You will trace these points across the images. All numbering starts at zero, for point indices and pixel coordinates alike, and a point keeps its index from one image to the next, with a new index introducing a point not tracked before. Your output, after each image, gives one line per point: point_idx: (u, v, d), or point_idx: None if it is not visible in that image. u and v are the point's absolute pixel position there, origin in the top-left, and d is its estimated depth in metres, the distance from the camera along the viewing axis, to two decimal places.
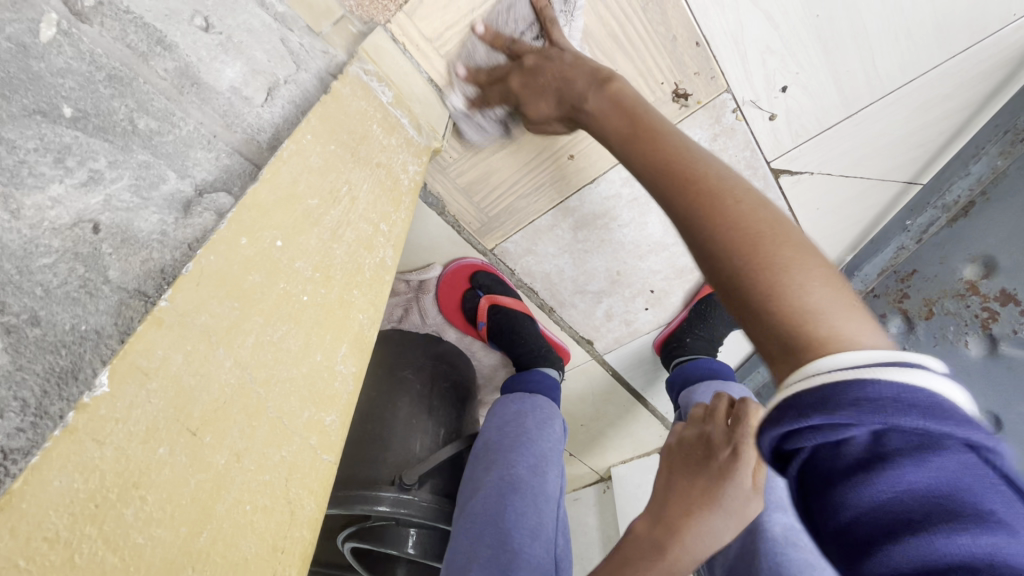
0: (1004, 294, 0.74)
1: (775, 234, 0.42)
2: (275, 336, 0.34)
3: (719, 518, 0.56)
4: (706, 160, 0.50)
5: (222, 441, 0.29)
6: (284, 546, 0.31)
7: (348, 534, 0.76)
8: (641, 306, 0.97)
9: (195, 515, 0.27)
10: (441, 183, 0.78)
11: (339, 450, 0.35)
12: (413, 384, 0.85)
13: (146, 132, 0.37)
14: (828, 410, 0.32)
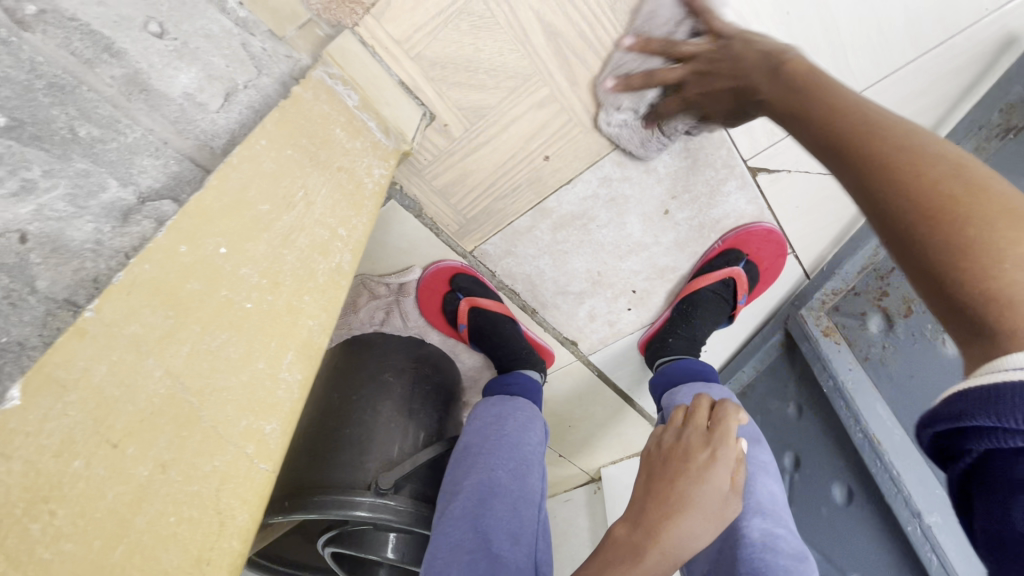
0: None
1: (977, 205, 0.37)
2: (212, 344, 0.35)
3: (694, 520, 0.55)
4: (891, 121, 0.44)
5: (146, 452, 0.30)
6: (210, 558, 0.31)
7: (326, 538, 0.76)
8: (624, 307, 0.96)
9: (112, 528, 0.28)
10: (417, 186, 0.78)
11: (277, 459, 0.35)
12: (394, 388, 0.85)
13: (87, 140, 0.37)
14: (995, 414, 0.33)
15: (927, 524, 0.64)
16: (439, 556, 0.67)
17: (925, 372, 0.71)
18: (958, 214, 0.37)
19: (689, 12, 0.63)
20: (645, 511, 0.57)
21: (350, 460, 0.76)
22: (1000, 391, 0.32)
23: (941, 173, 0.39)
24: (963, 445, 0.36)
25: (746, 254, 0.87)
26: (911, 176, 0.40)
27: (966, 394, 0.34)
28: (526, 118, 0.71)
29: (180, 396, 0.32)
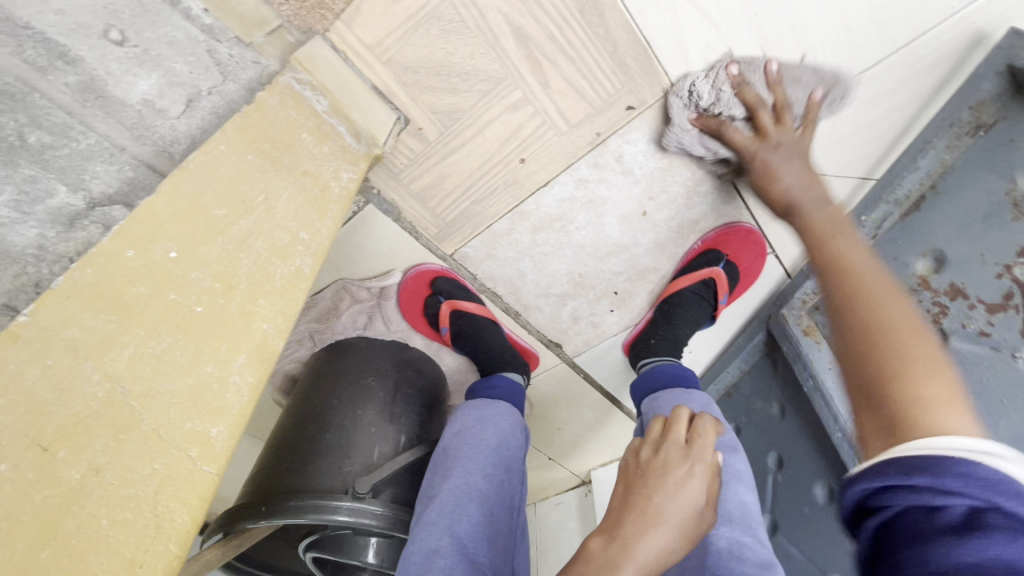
0: (953, 289, 0.65)
1: (915, 355, 0.43)
2: (157, 348, 0.35)
3: (670, 531, 0.53)
4: (878, 271, 0.52)
5: (78, 455, 0.31)
6: (144, 561, 0.31)
7: (307, 543, 0.75)
8: (607, 308, 0.96)
9: (38, 531, 0.29)
10: (395, 190, 0.78)
11: (222, 461, 0.35)
12: (375, 392, 0.85)
13: (36, 146, 0.39)
14: (932, 472, 0.34)
15: None
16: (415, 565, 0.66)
17: None
18: (895, 358, 0.44)
19: (657, 14, 0.63)
20: (618, 523, 0.56)
21: (328, 465, 0.75)
22: (937, 458, 0.35)
23: (901, 321, 0.46)
24: (885, 501, 0.36)
25: (726, 255, 0.88)
26: (874, 314, 0.47)
27: (907, 458, 0.36)
28: (499, 122, 0.71)
29: (119, 399, 0.33)
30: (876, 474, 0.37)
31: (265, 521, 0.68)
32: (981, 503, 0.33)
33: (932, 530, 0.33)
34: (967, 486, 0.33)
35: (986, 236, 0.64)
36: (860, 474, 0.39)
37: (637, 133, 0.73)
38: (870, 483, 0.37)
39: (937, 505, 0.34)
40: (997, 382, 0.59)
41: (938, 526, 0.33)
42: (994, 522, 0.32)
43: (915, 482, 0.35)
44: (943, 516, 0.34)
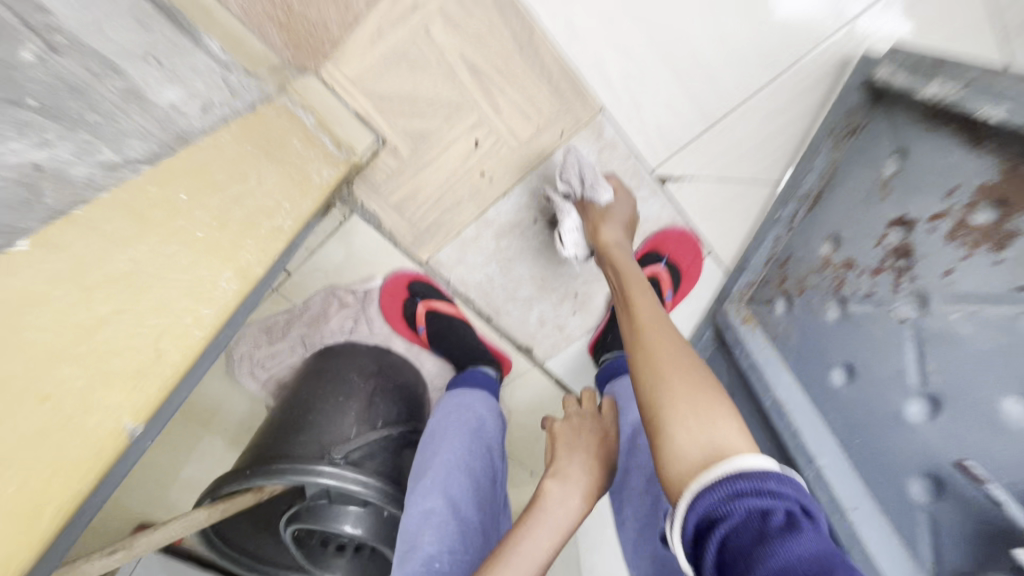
0: (847, 263, 0.74)
1: (702, 390, 0.54)
2: (167, 250, 0.46)
3: (599, 474, 0.77)
4: (669, 331, 0.63)
5: (109, 296, 0.41)
6: (141, 378, 0.42)
7: (288, 517, 0.81)
8: (569, 311, 1.07)
9: (72, 335, 0.38)
10: (376, 201, 0.91)
11: (208, 331, 0.46)
12: (358, 384, 0.94)
13: (93, 124, 0.47)
14: (767, 482, 0.43)
15: (819, 467, 0.67)
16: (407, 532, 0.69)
17: (816, 337, 0.78)
18: (684, 392, 0.54)
19: (584, 45, 0.78)
20: (569, 474, 0.76)
21: (312, 438, 0.83)
22: (764, 471, 0.44)
23: (684, 371, 0.57)
24: (729, 508, 0.43)
25: (666, 254, 0.99)
26: (668, 362, 0.58)
27: (745, 469, 0.44)
28: (462, 141, 0.86)
29: (136, 274, 0.43)
30: (729, 484, 0.44)
31: (247, 481, 0.75)
32: (793, 508, 0.43)
33: (773, 530, 0.40)
34: (788, 491, 0.43)
35: (867, 215, 0.73)
36: (705, 486, 0.45)
37: (577, 148, 0.87)
38: (722, 492, 0.44)
39: (769, 508, 0.42)
40: (879, 329, 0.67)
41: (775, 527, 0.41)
42: (802, 520, 0.42)
43: (758, 487, 0.43)
44: (772, 518, 0.41)
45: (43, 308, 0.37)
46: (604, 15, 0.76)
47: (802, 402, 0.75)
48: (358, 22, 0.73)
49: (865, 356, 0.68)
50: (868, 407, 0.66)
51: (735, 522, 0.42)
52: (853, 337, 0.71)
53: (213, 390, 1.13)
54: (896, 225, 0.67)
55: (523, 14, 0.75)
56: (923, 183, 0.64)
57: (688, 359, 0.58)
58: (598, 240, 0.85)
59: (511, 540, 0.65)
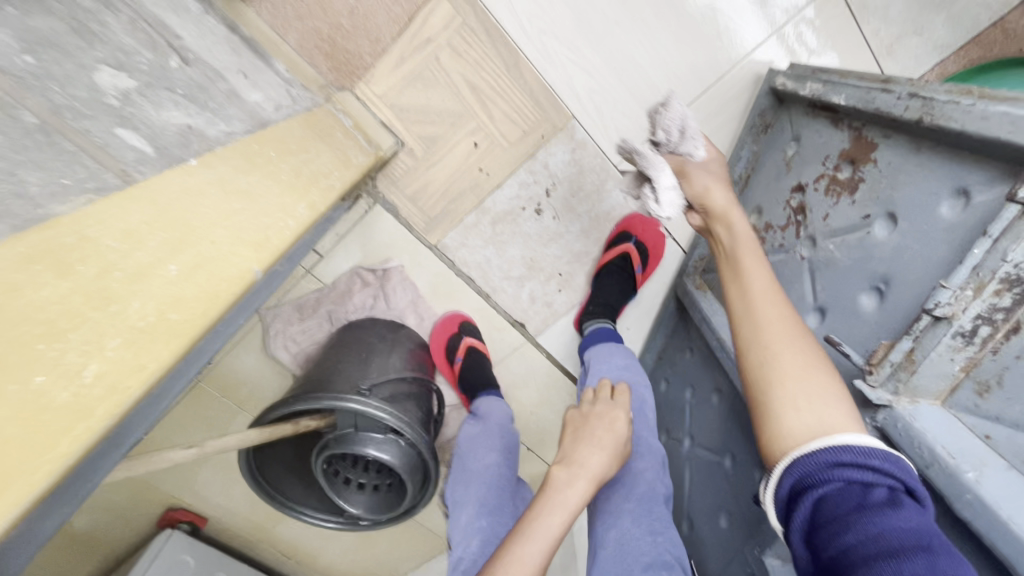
0: (768, 225, 0.94)
1: (812, 379, 0.60)
2: (266, 182, 0.64)
3: (608, 458, 0.81)
4: (779, 303, 0.69)
5: (239, 198, 0.57)
6: (263, 249, 0.56)
7: (320, 447, 0.98)
8: (556, 289, 1.26)
9: (218, 215, 0.53)
10: (393, 193, 1.14)
11: (294, 231, 0.63)
12: (376, 346, 1.15)
13: (214, 108, 0.70)
14: (875, 464, 0.51)
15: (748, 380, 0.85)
16: (472, 473, 0.99)
17: None
18: (798, 378, 0.60)
19: (555, 68, 1.03)
20: (576, 459, 0.80)
21: (341, 381, 1.00)
22: (878, 452, 0.52)
23: (798, 349, 0.63)
24: (833, 476, 0.52)
25: (636, 235, 1.19)
26: (784, 353, 0.63)
27: (858, 446, 0.52)
28: (464, 143, 1.08)
29: (251, 189, 0.60)
30: (839, 455, 0.52)
31: (292, 406, 0.92)
32: (896, 487, 0.51)
33: (874, 504, 0.49)
34: (899, 473, 0.51)
35: (778, 187, 0.93)
36: (811, 453, 0.54)
37: (555, 148, 1.09)
38: (828, 462, 0.53)
39: (872, 480, 0.51)
40: (788, 269, 0.86)
41: (877, 501, 0.50)
42: (903, 499, 0.50)
43: (866, 466, 0.51)
44: (873, 491, 0.50)
45: (202, 198, 0.53)
46: (571, 45, 1.02)
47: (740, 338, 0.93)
48: (384, 55, 1.00)
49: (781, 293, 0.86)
50: None
51: (837, 489, 0.52)
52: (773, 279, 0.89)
53: (250, 364, 1.30)
54: (796, 191, 0.87)
55: (510, 45, 1.01)
56: (811, 157, 0.85)
57: (798, 335, 0.64)
58: (705, 202, 0.87)
59: (524, 520, 0.73)
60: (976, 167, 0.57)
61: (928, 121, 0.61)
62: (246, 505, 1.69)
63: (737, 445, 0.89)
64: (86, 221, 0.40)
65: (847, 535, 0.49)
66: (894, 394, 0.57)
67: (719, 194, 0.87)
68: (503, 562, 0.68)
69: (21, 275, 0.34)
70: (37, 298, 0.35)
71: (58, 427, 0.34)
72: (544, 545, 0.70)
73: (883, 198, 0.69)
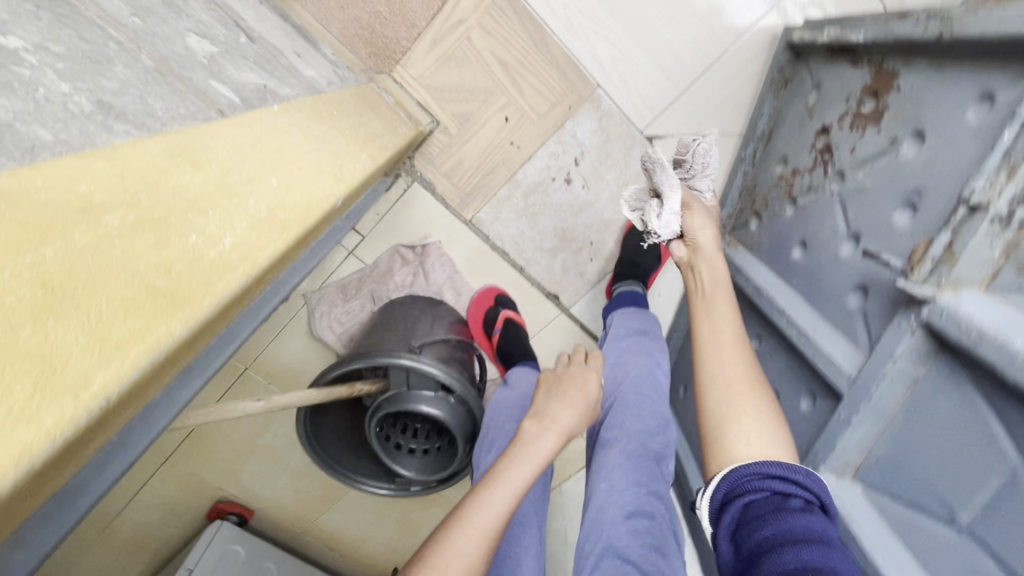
0: (795, 171, 0.98)
1: (760, 422, 0.72)
2: (333, 133, 0.70)
3: (579, 415, 0.82)
4: (742, 352, 0.81)
5: (313, 140, 0.63)
6: (338, 183, 0.62)
7: (373, 409, 1.01)
8: (587, 258, 1.30)
9: (301, 150, 0.59)
10: (430, 171, 1.21)
11: (359, 174, 0.69)
12: (420, 319, 1.20)
13: (281, 75, 0.77)
14: (794, 476, 0.65)
15: (789, 316, 0.88)
16: (495, 425, 0.97)
17: (782, 232, 0.99)
18: (751, 424, 0.73)
19: (580, 40, 1.09)
20: (547, 415, 0.80)
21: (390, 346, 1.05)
22: (800, 470, 0.65)
23: (749, 397, 0.76)
24: (764, 484, 0.65)
25: None
26: (742, 394, 0.76)
27: (785, 463, 0.66)
28: (496, 117, 1.15)
29: (322, 136, 0.66)
30: (769, 466, 0.66)
31: (349, 364, 0.97)
32: (811, 501, 0.63)
33: (790, 508, 0.62)
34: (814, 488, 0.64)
35: (803, 134, 0.97)
36: (748, 465, 0.68)
37: (583, 117, 1.15)
38: (762, 473, 0.66)
39: (790, 491, 0.64)
40: (819, 206, 0.89)
41: (794, 507, 0.62)
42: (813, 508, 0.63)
43: (790, 477, 0.64)
44: (790, 499, 0.63)
45: (286, 134, 0.59)
46: (595, 18, 1.08)
47: (776, 281, 0.96)
48: (419, 37, 1.07)
49: (814, 230, 0.89)
50: (820, 264, 0.86)
51: (764, 496, 0.65)
52: (805, 220, 0.93)
53: (296, 349, 1.36)
54: (820, 133, 0.91)
55: (536, 22, 1.08)
56: (834, 98, 0.89)
57: (753, 385, 0.77)
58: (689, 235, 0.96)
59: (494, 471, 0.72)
60: (1001, 68, 0.61)
61: (948, 35, 0.66)
62: (291, 497, 1.72)
63: (780, 382, 0.92)
64: (206, 135, 0.47)
65: (763, 530, 0.62)
66: (936, 288, 0.60)
67: (706, 230, 0.96)
68: (470, 505, 0.68)
69: (166, 160, 0.41)
70: (183, 180, 0.41)
71: (213, 273, 0.38)
72: (512, 492, 0.70)
73: (911, 117, 0.72)
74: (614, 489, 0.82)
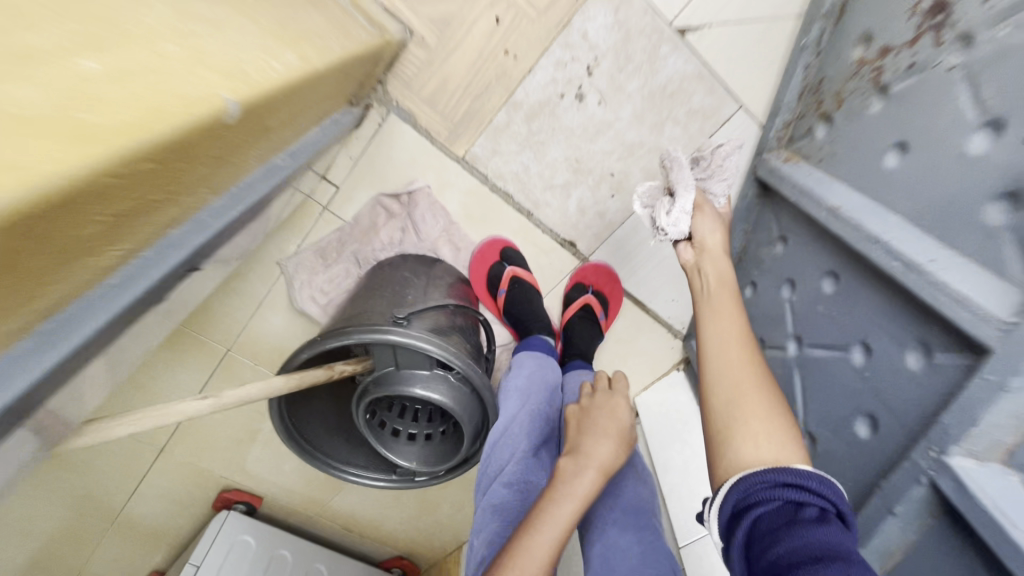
0: (885, 49, 0.74)
1: (769, 414, 0.60)
2: (243, 19, 0.49)
3: (615, 447, 0.73)
4: (748, 343, 0.70)
5: (193, 16, 0.43)
6: (237, 82, 0.43)
7: (360, 394, 0.85)
8: (608, 194, 1.08)
9: (167, 28, 0.39)
10: (409, 98, 0.98)
11: (282, 72, 0.50)
12: (413, 281, 1.00)
13: None
14: (805, 477, 0.52)
15: (886, 242, 0.66)
16: (496, 455, 0.82)
17: (863, 134, 0.77)
18: (757, 418, 0.60)
19: None
20: (583, 451, 0.72)
21: (373, 314, 0.85)
22: (813, 475, 0.53)
23: (755, 385, 0.64)
24: (771, 494, 0.52)
25: (590, 285, 1.15)
26: (748, 389, 0.63)
27: (794, 468, 0.54)
28: (484, 19, 0.92)
29: (217, 16, 0.46)
30: (776, 471, 0.53)
31: (319, 344, 0.78)
32: (828, 508, 0.50)
33: (805, 517, 0.49)
34: (830, 494, 0.51)
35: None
36: (751, 471, 0.55)
37: (594, 10, 0.92)
38: (769, 479, 0.53)
39: (801, 498, 0.51)
40: (921, 92, 0.67)
41: (808, 516, 0.49)
42: (834, 519, 0.49)
43: (800, 481, 0.52)
44: (804, 509, 0.50)
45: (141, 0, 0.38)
46: None
47: (858, 198, 0.74)
48: None
49: (917, 123, 0.67)
50: (929, 163, 0.64)
51: (771, 509, 0.52)
52: (900, 112, 0.71)
53: (277, 325, 1.15)
54: None
55: None
56: None
57: (760, 375, 0.65)
58: (698, 241, 0.86)
59: (532, 516, 0.64)
60: None
61: None
62: (299, 481, 1.60)
63: (871, 331, 0.72)
64: None
65: (776, 548, 0.48)
66: None
67: (715, 236, 0.85)
68: (513, 559, 0.60)
69: None
70: None
71: None
72: (557, 536, 0.62)
73: None
74: (614, 553, 0.67)
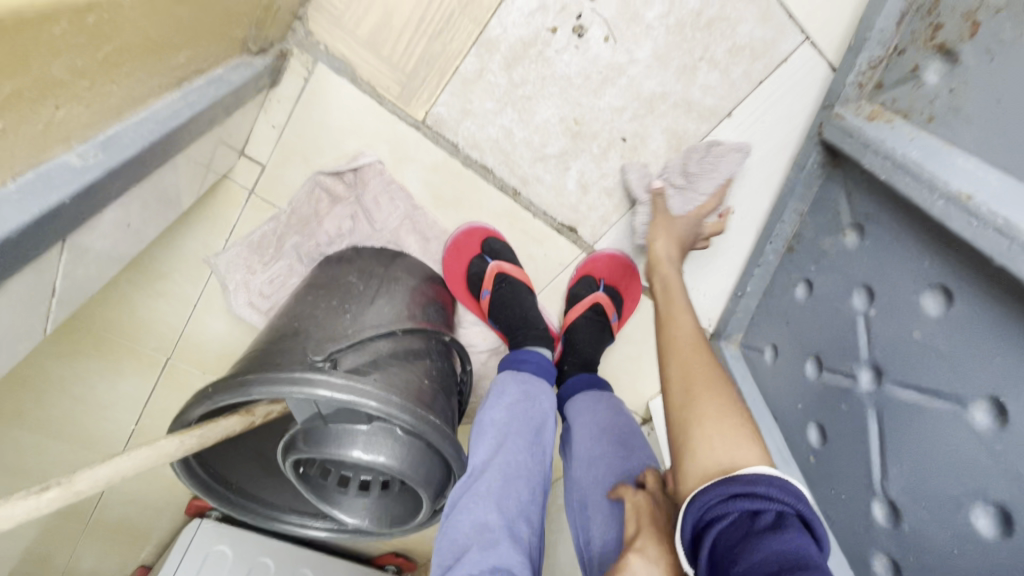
0: None
1: (723, 413, 0.49)
2: None
3: None
4: (702, 343, 0.59)
5: None
6: None
7: (284, 446, 0.63)
8: (618, 164, 0.81)
9: None
10: (342, 41, 0.74)
11: None
12: (355, 288, 0.75)
13: None
14: (755, 482, 0.41)
15: None
16: (462, 525, 0.61)
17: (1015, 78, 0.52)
18: (711, 417, 0.49)
19: None
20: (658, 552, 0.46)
21: (289, 345, 0.63)
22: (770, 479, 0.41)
23: (705, 381, 0.53)
24: (723, 510, 0.40)
25: (599, 280, 0.90)
26: (697, 386, 0.52)
27: (741, 475, 0.42)
28: None
29: None
30: (727, 484, 0.41)
31: (210, 401, 0.57)
32: (787, 511, 0.39)
33: (760, 528, 0.38)
34: (785, 495, 0.40)
35: None
36: (703, 489, 0.43)
37: None
38: (718, 494, 0.41)
39: (756, 509, 0.39)
40: None
41: (763, 525, 0.38)
42: (792, 522, 0.38)
43: (752, 488, 0.40)
44: (759, 519, 0.39)
45: None
46: None
47: (1008, 185, 0.50)
48: None
49: None
50: None
51: (727, 526, 0.40)
52: None
53: (204, 342, 0.90)
54: None
55: None
56: None
57: (714, 371, 0.54)
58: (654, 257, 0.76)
59: None
60: None
61: None
62: None
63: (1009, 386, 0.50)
64: None
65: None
66: None
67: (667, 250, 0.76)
68: None
69: None
70: None
71: None
72: None
73: None
74: None
